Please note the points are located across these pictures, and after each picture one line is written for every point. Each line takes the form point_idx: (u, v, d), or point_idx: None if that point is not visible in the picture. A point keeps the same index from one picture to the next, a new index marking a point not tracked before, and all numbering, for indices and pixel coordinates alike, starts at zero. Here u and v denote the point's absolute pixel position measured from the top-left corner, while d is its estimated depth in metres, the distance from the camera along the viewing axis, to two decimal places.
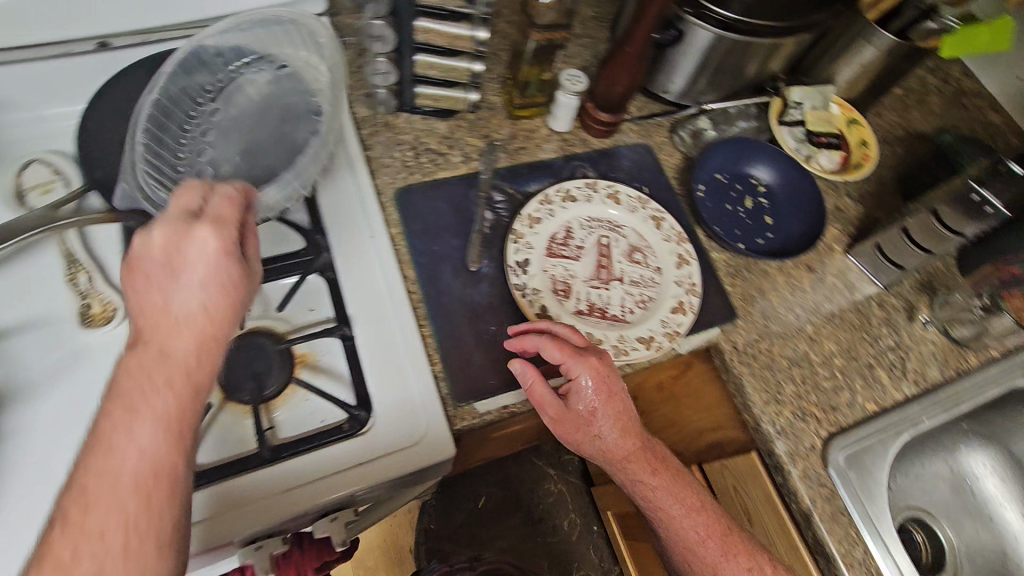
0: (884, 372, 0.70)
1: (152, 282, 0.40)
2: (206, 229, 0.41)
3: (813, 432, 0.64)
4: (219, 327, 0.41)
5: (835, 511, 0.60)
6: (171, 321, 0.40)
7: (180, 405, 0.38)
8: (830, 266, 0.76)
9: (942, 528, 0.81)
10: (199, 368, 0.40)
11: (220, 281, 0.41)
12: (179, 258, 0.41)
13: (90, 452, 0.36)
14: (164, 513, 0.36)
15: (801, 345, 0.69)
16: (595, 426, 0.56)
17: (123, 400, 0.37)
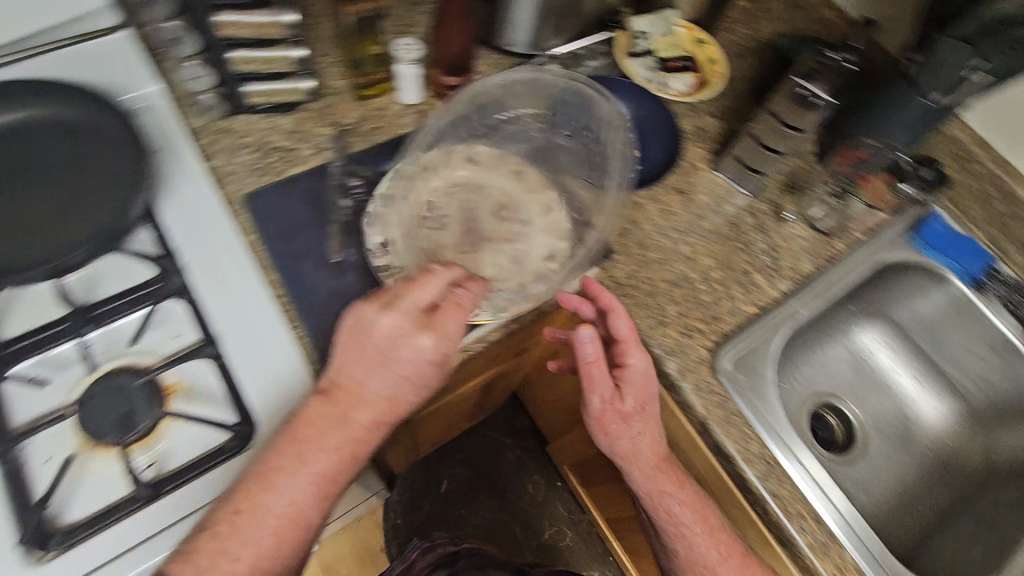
0: (760, 275, 0.73)
1: (362, 364, 0.50)
2: (431, 335, 0.50)
3: (700, 345, 0.67)
4: (387, 417, 0.51)
5: (729, 414, 0.64)
6: (360, 398, 0.50)
7: (337, 468, 0.49)
8: (699, 185, 0.78)
9: (849, 408, 0.86)
10: (358, 451, 0.50)
11: (411, 379, 0.50)
12: (391, 356, 0.49)
13: (254, 485, 0.47)
14: (295, 546, 0.48)
15: (679, 266, 0.72)
16: (633, 422, 0.60)
17: (300, 446, 0.48)
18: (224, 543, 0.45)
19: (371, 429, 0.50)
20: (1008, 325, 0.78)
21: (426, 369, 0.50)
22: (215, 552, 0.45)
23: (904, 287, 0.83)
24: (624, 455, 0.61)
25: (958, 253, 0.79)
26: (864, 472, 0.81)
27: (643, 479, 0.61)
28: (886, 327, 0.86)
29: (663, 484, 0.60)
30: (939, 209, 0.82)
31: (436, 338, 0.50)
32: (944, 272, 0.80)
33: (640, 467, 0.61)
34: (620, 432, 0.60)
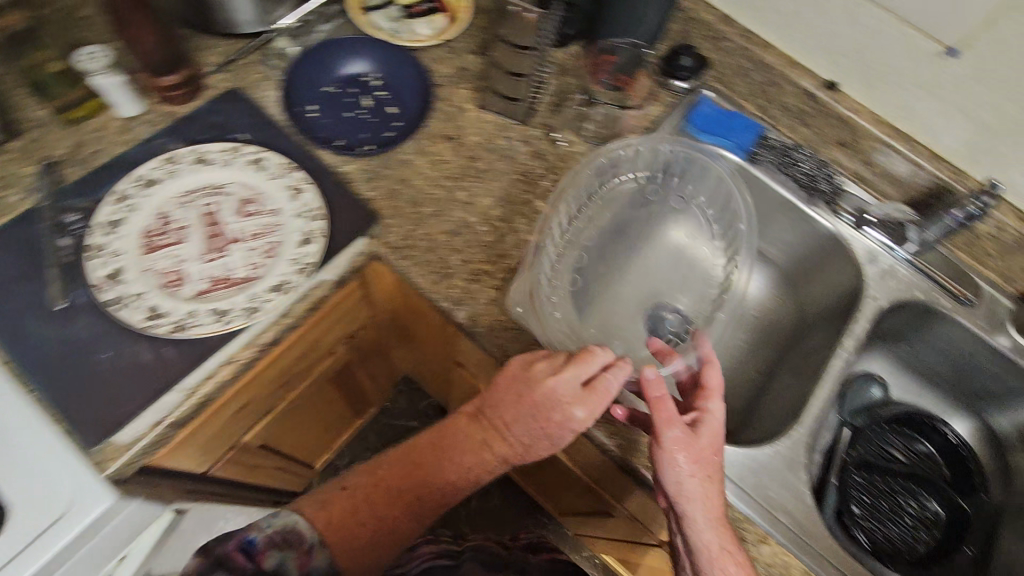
0: (542, 201, 0.73)
1: (517, 413, 0.58)
2: (590, 407, 0.55)
3: (488, 286, 0.67)
4: (511, 459, 0.60)
5: (526, 344, 0.65)
6: (502, 436, 0.59)
7: (455, 481, 0.61)
8: (467, 127, 0.77)
9: (685, 304, 0.84)
10: (479, 477, 0.61)
11: (547, 434, 0.57)
12: (546, 418, 0.57)
13: (390, 473, 0.63)
14: (406, 527, 0.63)
15: (457, 213, 0.71)
16: (705, 468, 0.54)
17: (437, 451, 0.62)
18: (355, 505, 0.62)
19: (502, 463, 0.60)
20: (787, 186, 0.81)
21: (565, 437, 0.57)
22: (344, 510, 0.62)
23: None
24: (688, 502, 0.54)
25: (727, 130, 0.82)
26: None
27: (706, 529, 0.54)
28: (689, 213, 0.86)
29: (726, 540, 0.54)
30: (708, 90, 0.86)
31: (594, 408, 0.55)
32: (718, 152, 0.82)
33: (705, 514, 0.54)
34: (693, 476, 0.54)
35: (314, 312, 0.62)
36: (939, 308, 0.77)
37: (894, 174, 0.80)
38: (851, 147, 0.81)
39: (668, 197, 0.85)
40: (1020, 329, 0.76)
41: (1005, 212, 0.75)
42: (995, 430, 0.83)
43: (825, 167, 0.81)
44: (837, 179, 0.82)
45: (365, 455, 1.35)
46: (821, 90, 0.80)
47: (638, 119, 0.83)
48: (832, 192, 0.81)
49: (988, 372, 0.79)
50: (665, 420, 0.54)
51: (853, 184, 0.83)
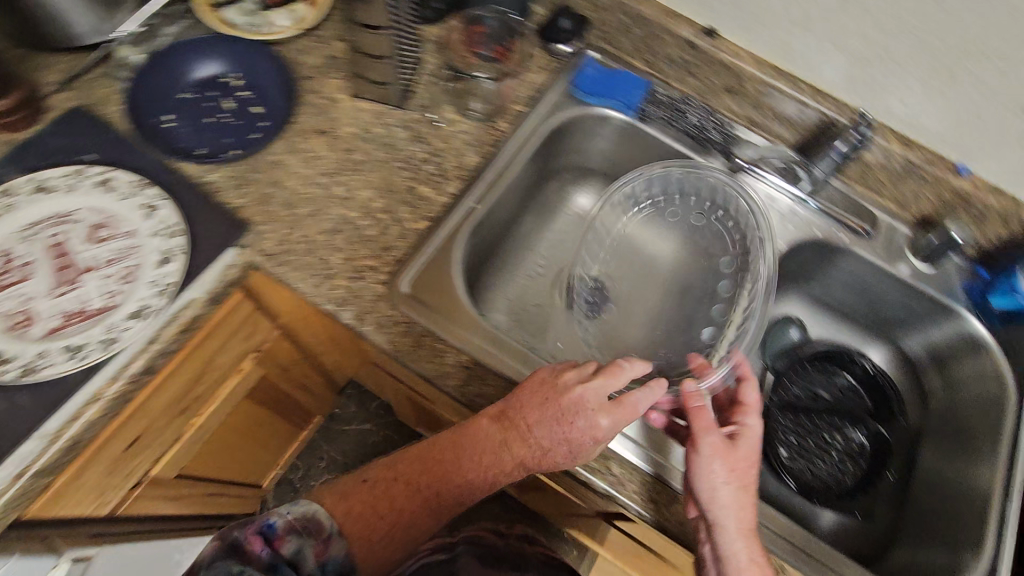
0: (425, 186, 0.71)
1: (542, 419, 0.57)
2: (610, 410, 0.57)
3: (374, 282, 0.64)
4: (529, 464, 0.58)
5: (418, 338, 0.63)
6: (524, 439, 0.57)
7: (473, 483, 0.58)
8: (340, 118, 0.73)
9: None
10: (496, 481, 0.59)
11: (571, 440, 0.57)
12: (568, 423, 0.57)
13: (405, 471, 0.59)
14: (418, 531, 0.59)
15: (335, 210, 0.67)
16: (740, 478, 0.57)
17: (457, 450, 0.59)
18: (370, 502, 0.58)
19: (521, 468, 0.58)
20: (673, 138, 0.81)
21: (586, 442, 0.57)
22: (360, 505, 0.58)
23: (581, 139, 0.84)
24: (723, 510, 0.55)
25: (614, 90, 0.80)
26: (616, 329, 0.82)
27: (736, 539, 0.55)
28: (591, 183, 0.90)
29: (753, 550, 0.55)
30: (593, 52, 0.84)
31: (617, 419, 0.57)
32: (607, 112, 0.81)
33: (737, 524, 0.55)
34: (729, 484, 0.56)
35: (194, 332, 0.60)
36: (837, 243, 0.78)
37: (782, 115, 0.79)
38: (738, 91, 0.80)
39: (566, 168, 0.88)
40: (915, 253, 0.78)
41: (890, 140, 0.75)
42: (909, 353, 0.84)
43: (714, 117, 0.81)
44: (728, 126, 0.81)
45: (321, 463, 1.34)
46: (700, 38, 0.78)
47: (522, 87, 0.80)
48: (723, 140, 0.81)
49: (894, 299, 0.80)
50: (707, 429, 0.58)
51: (746, 130, 0.83)
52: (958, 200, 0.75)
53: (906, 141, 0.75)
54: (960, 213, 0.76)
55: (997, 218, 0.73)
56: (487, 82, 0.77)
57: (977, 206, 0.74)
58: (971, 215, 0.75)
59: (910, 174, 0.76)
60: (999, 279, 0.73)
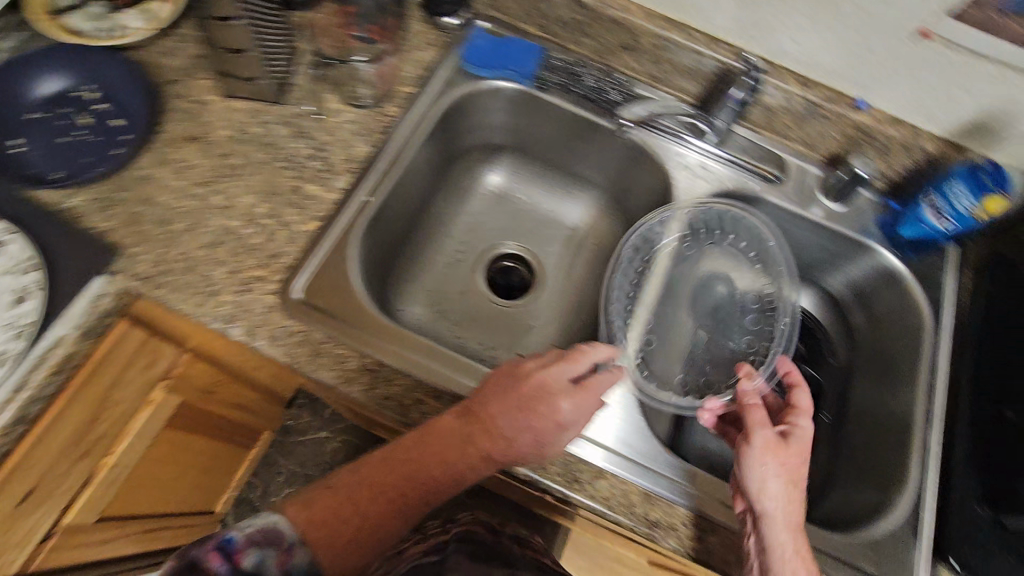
0: (312, 184, 0.67)
1: (506, 409, 0.54)
2: (572, 393, 0.55)
3: (263, 293, 0.61)
4: (495, 458, 0.54)
5: (316, 346, 0.59)
6: (489, 429, 0.54)
7: (443, 480, 0.54)
8: (213, 121, 0.68)
9: (511, 246, 0.87)
10: (463, 478, 0.54)
11: (538, 429, 0.54)
12: (532, 410, 0.54)
13: (366, 474, 0.54)
14: (384, 538, 0.52)
15: (215, 220, 0.63)
16: (793, 474, 0.54)
17: (422, 445, 0.54)
18: (335, 505, 0.52)
19: (489, 461, 0.54)
20: (570, 103, 0.77)
21: (554, 429, 0.54)
22: (322, 511, 0.51)
23: (480, 115, 0.80)
24: (769, 502, 0.53)
25: (507, 60, 0.76)
26: (536, 313, 0.83)
27: (784, 531, 0.52)
28: (503, 162, 0.87)
29: (800, 543, 0.52)
30: (483, 22, 0.80)
31: (581, 402, 0.55)
32: (501, 84, 0.77)
33: (785, 517, 0.52)
34: (781, 478, 0.53)
35: (72, 371, 0.55)
36: (748, 191, 0.77)
37: (682, 67, 0.77)
38: (634, 48, 0.77)
39: (473, 148, 0.85)
40: (827, 193, 0.78)
41: (789, 82, 0.73)
42: (831, 294, 0.83)
43: (612, 76, 0.78)
44: (628, 85, 0.79)
45: (280, 478, 1.28)
46: None
47: (409, 68, 0.75)
48: (624, 99, 0.78)
49: (807, 240, 0.80)
50: (757, 424, 0.56)
51: (649, 87, 0.81)
52: (861, 135, 0.74)
53: (804, 80, 0.73)
54: (865, 148, 0.75)
55: (900, 149, 0.73)
56: (361, 65, 0.70)
57: (879, 139, 0.73)
58: (876, 148, 0.74)
59: (813, 113, 0.74)
60: (905, 215, 0.72)
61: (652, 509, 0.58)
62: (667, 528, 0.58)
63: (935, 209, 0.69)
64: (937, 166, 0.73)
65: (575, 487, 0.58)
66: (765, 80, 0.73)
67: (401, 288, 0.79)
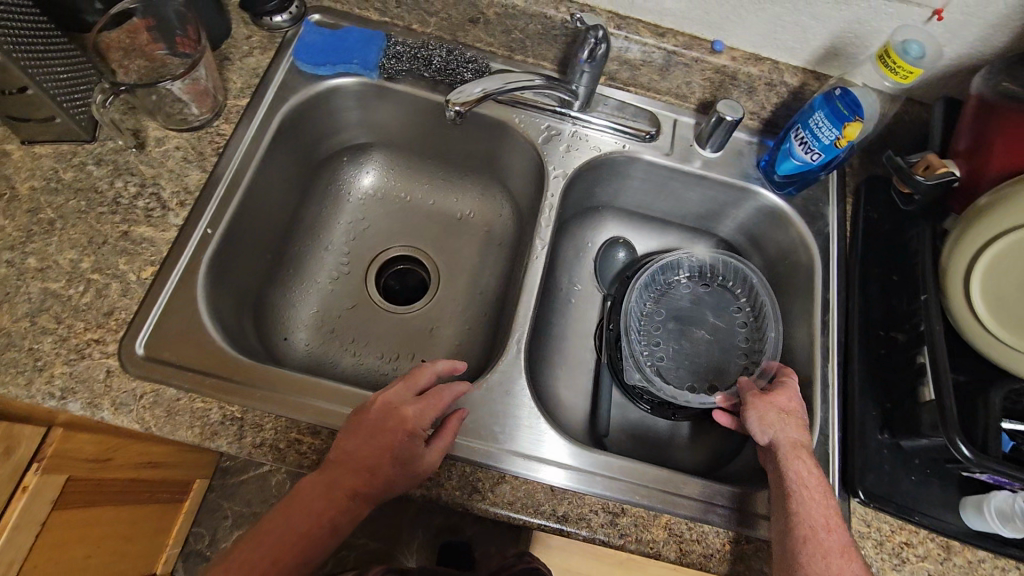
0: (143, 226, 0.60)
1: (360, 437, 0.52)
2: (420, 406, 0.55)
3: (101, 357, 0.54)
4: (364, 492, 0.51)
5: (170, 405, 0.54)
6: (343, 466, 0.51)
7: (313, 535, 0.50)
8: (17, 173, 0.61)
9: (400, 248, 0.83)
10: (337, 524, 0.50)
11: (393, 447, 0.52)
12: (385, 431, 0.52)
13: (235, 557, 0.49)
14: None
15: (33, 285, 0.56)
16: (787, 408, 0.57)
17: (284, 510, 0.50)
18: None
19: (360, 498, 0.51)
20: (413, 91, 0.73)
21: (414, 441, 0.53)
22: None
23: (333, 115, 0.75)
24: (770, 433, 0.56)
25: (343, 54, 0.70)
26: (434, 315, 0.79)
27: (789, 451, 0.55)
28: (375, 162, 0.82)
29: (808, 462, 0.54)
30: (317, 15, 0.74)
31: (426, 410, 0.55)
32: (342, 80, 0.71)
33: (788, 440, 0.55)
34: (773, 408, 0.57)
35: None
36: (622, 154, 0.74)
37: (534, 33, 0.73)
38: (481, 19, 0.73)
39: (337, 152, 0.80)
40: (702, 143, 0.75)
41: (643, 34, 0.70)
42: (730, 243, 0.82)
43: (461, 53, 0.73)
44: (482, 61, 0.74)
45: (225, 522, 1.19)
46: None
47: (240, 79, 0.69)
48: (477, 76, 0.72)
49: (692, 191, 0.78)
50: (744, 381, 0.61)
51: (506, 61, 0.76)
52: (723, 78, 0.72)
53: (657, 29, 0.71)
54: (731, 90, 0.74)
55: (762, 86, 0.71)
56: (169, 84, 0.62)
57: (742, 79, 0.71)
58: (740, 90, 0.73)
59: (672, 63, 0.72)
60: (778, 151, 0.71)
61: (559, 504, 0.56)
62: (577, 520, 0.55)
63: (802, 142, 0.68)
64: (800, 98, 0.71)
65: (476, 497, 0.55)
66: (615, 35, 0.70)
67: (283, 316, 0.74)
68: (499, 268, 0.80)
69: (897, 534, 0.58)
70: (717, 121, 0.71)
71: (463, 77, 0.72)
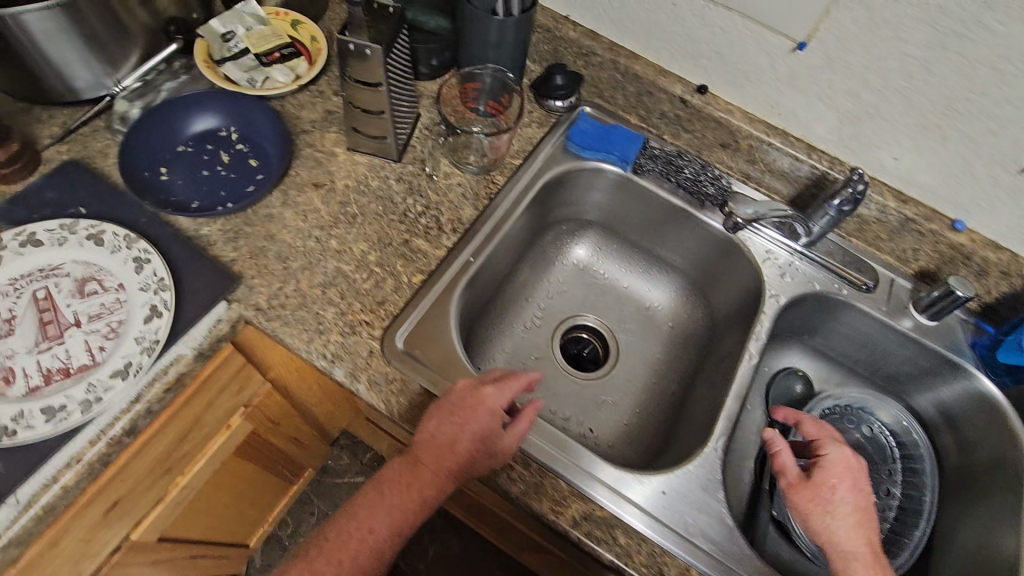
0: (422, 239, 0.70)
1: (442, 416, 0.56)
2: (495, 388, 0.57)
3: (368, 337, 0.62)
4: (447, 467, 0.55)
5: (412, 397, 0.60)
6: (433, 443, 0.55)
7: (404, 505, 0.55)
8: (337, 171, 0.73)
9: (593, 320, 0.88)
10: (426, 497, 0.56)
11: (472, 425, 0.55)
12: (462, 409, 0.56)
13: (343, 518, 0.56)
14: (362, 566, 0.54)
15: (330, 263, 0.66)
16: (832, 507, 0.57)
17: (377, 483, 0.57)
18: (317, 550, 0.54)
19: (446, 473, 0.55)
20: (665, 189, 0.81)
21: (492, 418, 0.56)
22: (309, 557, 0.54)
23: (579, 191, 0.85)
24: (823, 527, 0.56)
25: (610, 146, 0.81)
26: (609, 390, 0.82)
27: (843, 549, 0.55)
28: (593, 238, 0.91)
29: (865, 559, 0.54)
30: (587, 108, 0.86)
31: (502, 391, 0.58)
32: (602, 166, 0.82)
33: (839, 537, 0.56)
34: (812, 501, 0.58)
35: (180, 392, 0.57)
36: (838, 297, 0.77)
37: (779, 168, 0.80)
38: (731, 147, 0.82)
39: (564, 221, 0.89)
40: (919, 308, 0.77)
41: (886, 196, 0.75)
42: (919, 412, 0.81)
43: (708, 171, 0.82)
44: (724, 181, 0.82)
45: (311, 519, 1.24)
46: (691, 95, 0.80)
47: (518, 143, 0.81)
48: (718, 193, 0.80)
49: (900, 350, 0.78)
50: (784, 466, 0.60)
51: (741, 184, 0.84)
52: (957, 255, 0.75)
53: (900, 196, 0.76)
54: (960, 268, 0.76)
55: (997, 272, 0.73)
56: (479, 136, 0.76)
57: (976, 261, 0.74)
58: (971, 269, 0.75)
59: (906, 228, 0.76)
60: (1006, 340, 0.72)
61: None
62: None
63: None
64: None
65: None
66: None
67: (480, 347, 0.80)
68: (681, 365, 0.84)
69: None
70: (945, 293, 0.73)
71: (722, 205, 0.80)
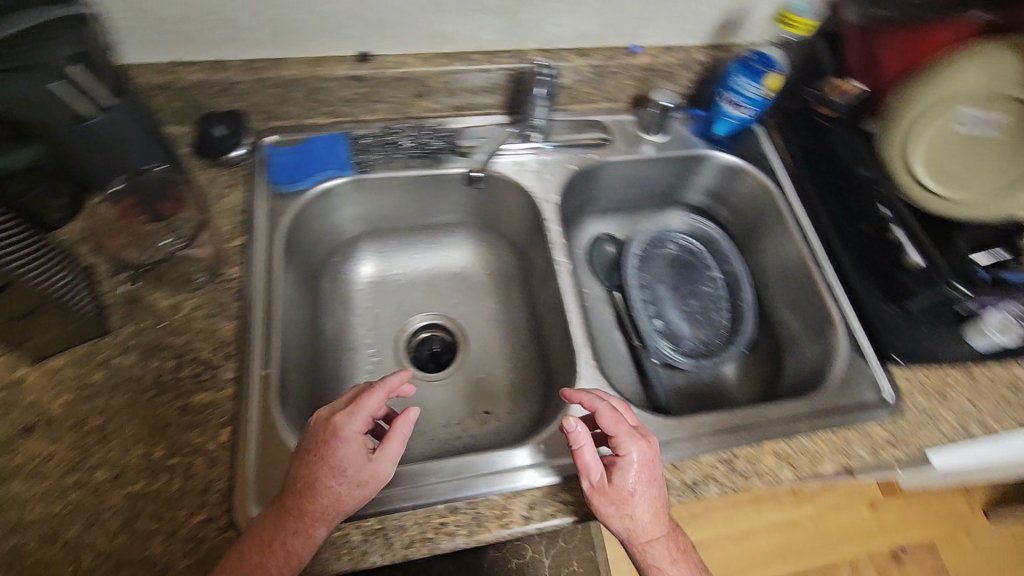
0: (200, 392, 0.59)
1: (303, 457, 0.52)
2: (348, 412, 0.53)
3: (216, 533, 0.52)
4: (310, 507, 0.50)
5: None
6: (294, 489, 0.51)
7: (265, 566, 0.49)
8: (41, 396, 0.57)
9: (422, 317, 0.85)
10: (294, 549, 0.49)
11: (331, 462, 0.51)
12: (317, 447, 0.52)
13: None
14: None
15: (114, 495, 0.53)
16: (631, 505, 0.54)
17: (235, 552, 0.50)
18: None
19: (310, 515, 0.50)
20: (399, 165, 0.76)
21: (348, 446, 0.51)
22: None
23: (322, 221, 0.77)
24: (624, 529, 0.55)
25: (316, 163, 0.73)
26: (476, 368, 0.82)
27: (648, 544, 0.55)
28: (369, 250, 0.84)
29: (662, 548, 0.55)
30: (270, 137, 0.75)
31: (358, 412, 0.53)
32: (321, 186, 0.73)
33: (640, 534, 0.55)
34: (614, 511, 0.55)
35: None
36: (592, 163, 0.82)
37: (477, 88, 0.78)
38: (427, 92, 0.77)
39: (330, 253, 0.81)
40: (648, 130, 0.85)
41: (571, 59, 0.79)
42: (697, 206, 0.93)
43: (425, 128, 0.78)
44: (443, 129, 0.79)
45: None
46: (358, 68, 0.73)
47: (226, 220, 0.69)
48: (448, 142, 0.78)
49: (657, 172, 0.87)
50: (588, 476, 0.55)
51: (459, 118, 0.81)
52: (649, 73, 0.82)
53: (582, 52, 0.79)
54: (657, 80, 0.84)
55: (681, 69, 0.82)
56: None
57: (664, 68, 0.82)
58: (664, 77, 0.83)
59: (603, 74, 0.81)
60: (713, 116, 0.81)
61: (684, 474, 0.62)
62: (704, 481, 0.62)
63: (732, 102, 0.78)
64: (715, 69, 0.83)
65: None
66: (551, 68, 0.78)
67: None
68: (517, 302, 0.85)
69: (934, 379, 0.70)
70: (659, 110, 0.82)
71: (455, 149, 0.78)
